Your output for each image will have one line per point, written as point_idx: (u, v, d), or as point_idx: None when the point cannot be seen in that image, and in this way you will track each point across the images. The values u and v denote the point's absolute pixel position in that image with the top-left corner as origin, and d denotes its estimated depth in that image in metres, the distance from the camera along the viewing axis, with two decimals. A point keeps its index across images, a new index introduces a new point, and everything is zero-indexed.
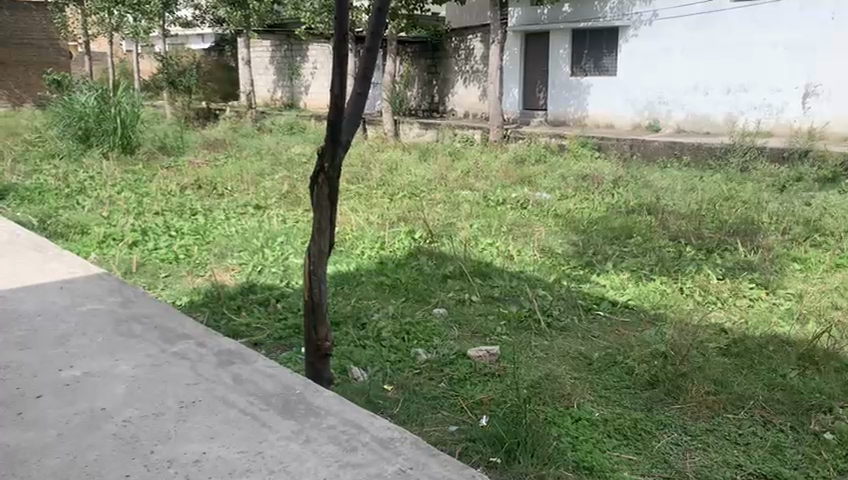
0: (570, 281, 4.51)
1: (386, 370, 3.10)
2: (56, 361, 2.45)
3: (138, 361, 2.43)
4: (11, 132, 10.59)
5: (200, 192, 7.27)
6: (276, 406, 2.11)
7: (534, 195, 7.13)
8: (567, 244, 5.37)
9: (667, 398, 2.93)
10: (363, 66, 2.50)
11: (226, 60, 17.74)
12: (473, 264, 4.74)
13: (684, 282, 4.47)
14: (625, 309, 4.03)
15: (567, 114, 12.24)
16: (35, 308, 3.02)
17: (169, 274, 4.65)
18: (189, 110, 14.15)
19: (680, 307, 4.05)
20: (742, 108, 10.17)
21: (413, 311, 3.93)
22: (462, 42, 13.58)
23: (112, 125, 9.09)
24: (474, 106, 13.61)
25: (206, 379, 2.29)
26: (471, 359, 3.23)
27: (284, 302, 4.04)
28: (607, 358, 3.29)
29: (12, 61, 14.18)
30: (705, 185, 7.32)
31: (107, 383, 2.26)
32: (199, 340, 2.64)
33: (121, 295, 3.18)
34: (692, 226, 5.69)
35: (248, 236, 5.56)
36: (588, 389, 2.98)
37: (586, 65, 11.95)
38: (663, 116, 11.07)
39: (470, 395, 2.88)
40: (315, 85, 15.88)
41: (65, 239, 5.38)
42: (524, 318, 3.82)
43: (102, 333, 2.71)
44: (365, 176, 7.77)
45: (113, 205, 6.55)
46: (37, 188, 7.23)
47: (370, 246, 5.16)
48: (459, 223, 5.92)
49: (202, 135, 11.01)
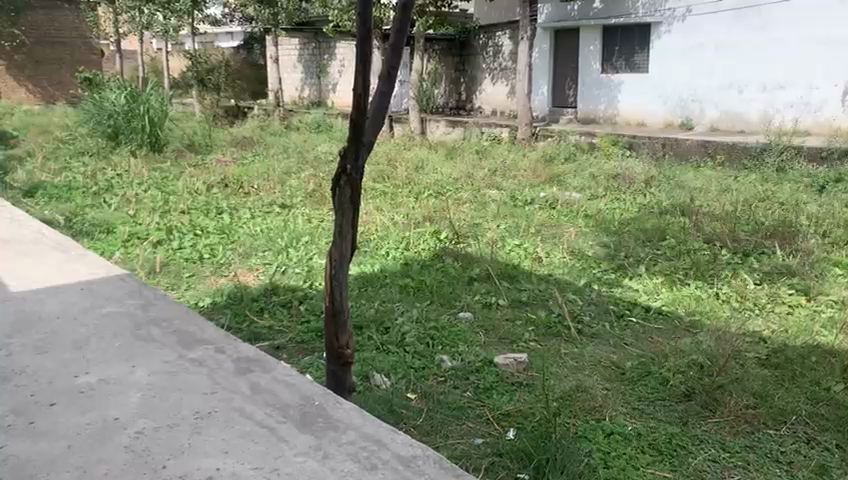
0: (601, 284, 4.38)
1: (409, 377, 3.01)
2: (72, 366, 2.39)
3: (154, 368, 2.37)
4: (43, 129, 10.68)
5: (226, 190, 7.25)
6: (294, 419, 2.02)
7: (563, 194, 7.00)
8: (598, 245, 5.23)
9: (703, 411, 2.79)
10: (389, 63, 2.41)
11: (255, 58, 17.82)
12: (500, 266, 4.63)
13: (720, 286, 4.32)
14: (659, 316, 3.88)
15: (598, 112, 12.00)
16: (55, 310, 2.98)
17: (192, 274, 4.60)
18: (218, 107, 14.20)
19: (717, 313, 3.90)
20: (779, 106, 9.89)
21: (438, 314, 3.84)
22: (490, 39, 13.46)
23: (141, 123, 9.10)
24: (501, 105, 13.44)
25: (223, 389, 2.21)
26: (498, 366, 3.13)
27: (307, 305, 3.97)
28: (640, 367, 3.17)
29: (45, 59, 14.36)
30: (740, 186, 7.12)
31: (122, 391, 2.20)
32: (217, 346, 2.56)
33: (141, 297, 3.13)
34: (727, 229, 5.52)
35: (272, 236, 5.50)
36: (621, 402, 2.86)
37: (617, 63, 11.74)
38: (696, 113, 10.78)
39: (496, 405, 2.78)
40: (343, 82, 15.88)
41: (90, 238, 5.38)
42: (553, 325, 3.71)
43: (120, 337, 2.65)
44: (391, 174, 7.69)
45: (140, 204, 6.56)
46: (65, 185, 7.28)
47: (396, 246, 5.08)
48: (486, 223, 5.81)
49: (230, 133, 11.02)
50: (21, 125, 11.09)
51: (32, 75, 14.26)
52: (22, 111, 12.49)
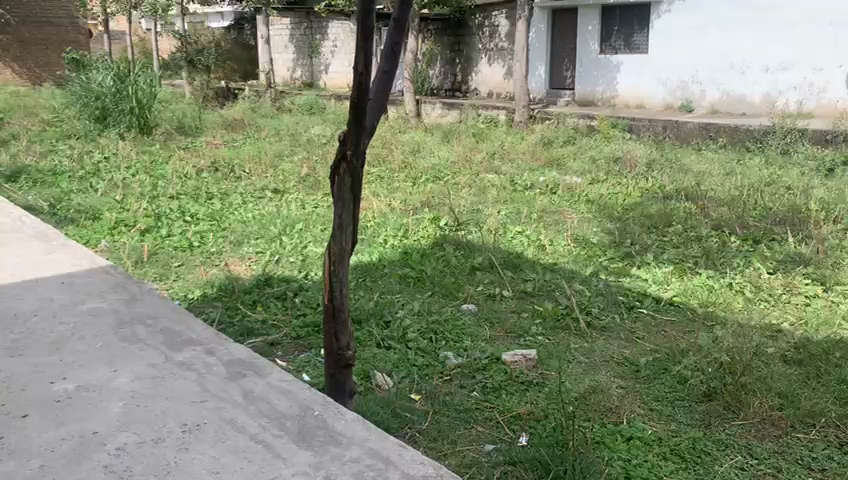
0: (609, 274, 4.21)
1: (413, 377, 2.83)
2: (48, 371, 2.20)
3: (138, 373, 2.18)
4: (28, 110, 10.37)
5: (217, 174, 7.03)
6: (292, 433, 1.84)
7: (564, 178, 6.80)
8: (602, 231, 5.05)
9: (726, 413, 2.62)
10: (393, 39, 2.20)
11: (245, 39, 17.47)
12: (503, 255, 4.44)
13: (733, 276, 4.16)
14: (671, 308, 3.72)
15: (596, 94, 11.73)
16: (33, 307, 2.78)
17: (182, 264, 4.39)
18: (208, 88, 13.89)
19: (731, 305, 3.73)
20: (781, 88, 9.73)
21: (440, 307, 3.66)
22: (486, 19, 13.19)
23: (129, 105, 8.80)
24: (498, 86, 13.21)
25: (213, 397, 2.03)
26: (505, 364, 2.95)
27: (302, 297, 3.77)
28: (656, 364, 3.00)
29: (31, 39, 13.99)
30: (744, 169, 6.94)
31: (103, 401, 2.01)
32: (207, 347, 2.37)
33: (125, 291, 2.93)
34: (734, 215, 5.35)
35: (265, 223, 5.30)
36: (638, 402, 2.69)
37: (616, 43, 11.46)
38: (697, 96, 10.58)
39: (507, 407, 2.61)
40: (336, 63, 15.65)
41: (75, 225, 5.16)
42: (562, 317, 3.53)
43: (102, 338, 2.45)
44: (387, 157, 7.49)
45: (127, 189, 6.33)
46: (50, 170, 7.02)
47: (394, 233, 4.88)
48: (486, 209, 5.62)
49: (220, 115, 10.75)
50: (5, 107, 10.77)
51: (17, 56, 13.85)
52: (7, 93, 12.15)
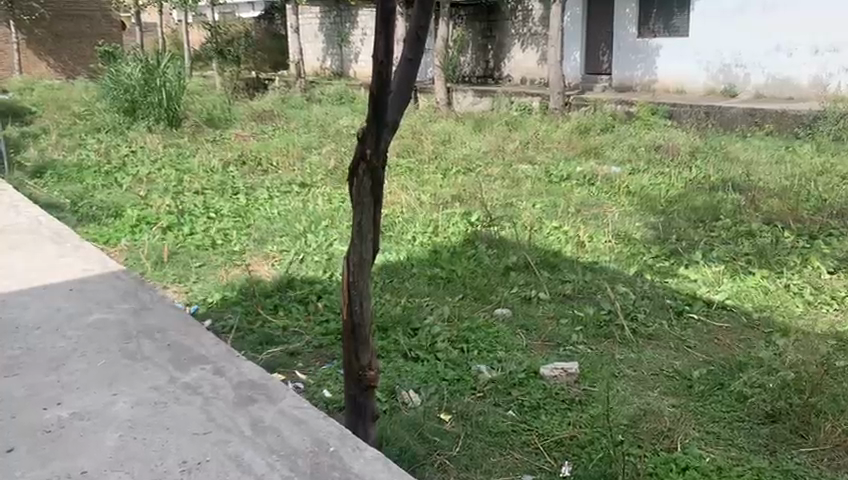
0: (654, 274, 3.92)
1: (443, 393, 2.60)
2: (44, 394, 2.01)
3: (139, 397, 1.98)
4: (60, 104, 10.33)
5: (244, 168, 6.85)
6: (304, 475, 1.61)
7: (602, 169, 6.48)
8: (646, 227, 4.74)
9: (792, 438, 2.34)
10: (416, 24, 1.94)
11: (275, 29, 17.33)
12: (540, 254, 4.16)
13: (791, 277, 3.83)
14: (723, 312, 3.43)
15: (634, 79, 11.29)
16: (36, 318, 2.60)
17: (203, 264, 4.21)
18: (239, 80, 13.76)
19: (791, 310, 3.42)
20: (832, 70, 9.23)
21: (472, 312, 3.41)
22: (519, 3, 12.88)
23: (158, 97, 8.66)
24: (532, 72, 12.86)
25: (219, 427, 1.82)
26: (544, 378, 2.70)
27: (325, 301, 3.55)
28: (710, 378, 2.73)
29: (65, 33, 13.98)
30: (794, 158, 6.55)
31: (98, 432, 1.81)
32: (217, 365, 2.17)
33: (135, 300, 2.74)
34: (787, 207, 4.99)
35: (291, 219, 5.10)
36: (693, 423, 2.42)
37: (655, 26, 11.03)
38: (740, 80, 10.07)
39: (547, 430, 2.37)
40: (365, 52, 15.34)
41: (96, 223, 5.01)
42: (604, 323, 3.27)
43: (104, 354, 2.26)
44: (417, 148, 7.23)
45: (152, 184, 6.19)
46: (76, 165, 6.91)
47: (423, 230, 4.64)
48: (520, 203, 5.34)
49: (249, 106, 10.59)
50: (38, 101, 10.76)
51: (52, 50, 13.88)
52: (41, 86, 12.16)
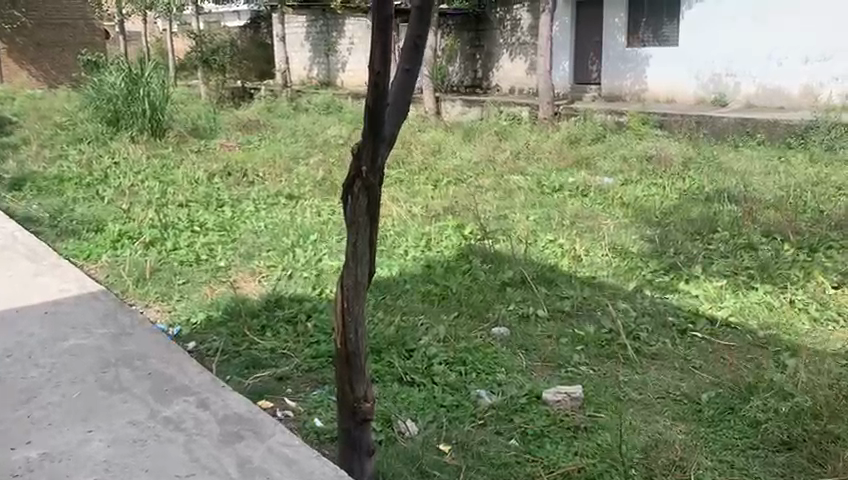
0: (654, 289, 3.80)
1: (441, 421, 2.46)
2: (12, 432, 1.86)
3: (116, 435, 1.82)
4: (42, 113, 10.11)
5: (229, 179, 6.69)
6: None
7: (594, 180, 6.38)
8: (642, 239, 4.63)
9: (810, 467, 2.22)
10: (413, 31, 1.81)
11: (262, 37, 17.18)
12: (536, 268, 4.03)
13: (795, 292, 3.73)
14: (728, 330, 3.31)
15: (624, 88, 11.21)
16: (8, 345, 2.43)
17: (187, 281, 4.04)
18: (224, 89, 13.59)
19: (797, 328, 3.31)
20: (823, 79, 9.20)
21: (468, 330, 3.27)
22: (508, 12, 12.83)
23: (141, 107, 8.48)
24: (521, 81, 12.81)
25: (204, 468, 1.67)
26: (547, 403, 2.58)
27: (315, 320, 3.39)
28: (720, 402, 2.61)
29: (47, 41, 13.75)
30: (789, 168, 6.49)
31: (70, 475, 1.66)
32: (201, 397, 2.01)
33: (115, 324, 2.57)
34: (784, 218, 4.90)
35: (279, 232, 4.96)
36: (706, 451, 2.30)
37: (645, 35, 10.98)
38: (730, 89, 10.03)
39: (552, 461, 2.23)
40: (352, 60, 15.27)
41: (76, 238, 4.84)
42: (606, 343, 3.14)
43: (80, 385, 2.10)
44: (407, 159, 7.10)
45: (135, 196, 6.02)
46: (57, 177, 6.72)
47: (415, 244, 4.51)
48: (514, 215, 5.22)
49: (234, 116, 10.43)
50: (19, 110, 10.54)
51: (33, 58, 13.63)
52: (22, 95, 11.94)
